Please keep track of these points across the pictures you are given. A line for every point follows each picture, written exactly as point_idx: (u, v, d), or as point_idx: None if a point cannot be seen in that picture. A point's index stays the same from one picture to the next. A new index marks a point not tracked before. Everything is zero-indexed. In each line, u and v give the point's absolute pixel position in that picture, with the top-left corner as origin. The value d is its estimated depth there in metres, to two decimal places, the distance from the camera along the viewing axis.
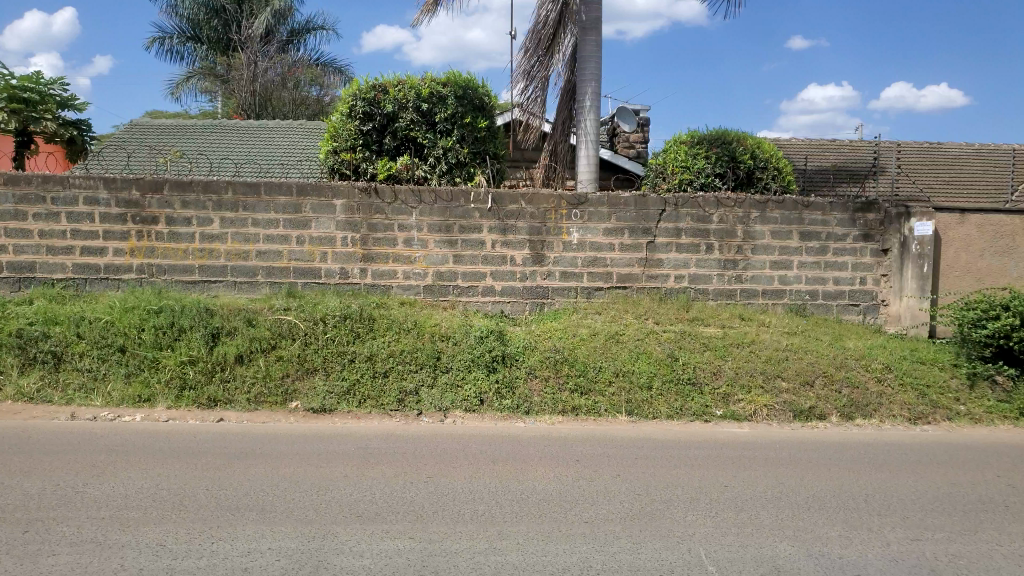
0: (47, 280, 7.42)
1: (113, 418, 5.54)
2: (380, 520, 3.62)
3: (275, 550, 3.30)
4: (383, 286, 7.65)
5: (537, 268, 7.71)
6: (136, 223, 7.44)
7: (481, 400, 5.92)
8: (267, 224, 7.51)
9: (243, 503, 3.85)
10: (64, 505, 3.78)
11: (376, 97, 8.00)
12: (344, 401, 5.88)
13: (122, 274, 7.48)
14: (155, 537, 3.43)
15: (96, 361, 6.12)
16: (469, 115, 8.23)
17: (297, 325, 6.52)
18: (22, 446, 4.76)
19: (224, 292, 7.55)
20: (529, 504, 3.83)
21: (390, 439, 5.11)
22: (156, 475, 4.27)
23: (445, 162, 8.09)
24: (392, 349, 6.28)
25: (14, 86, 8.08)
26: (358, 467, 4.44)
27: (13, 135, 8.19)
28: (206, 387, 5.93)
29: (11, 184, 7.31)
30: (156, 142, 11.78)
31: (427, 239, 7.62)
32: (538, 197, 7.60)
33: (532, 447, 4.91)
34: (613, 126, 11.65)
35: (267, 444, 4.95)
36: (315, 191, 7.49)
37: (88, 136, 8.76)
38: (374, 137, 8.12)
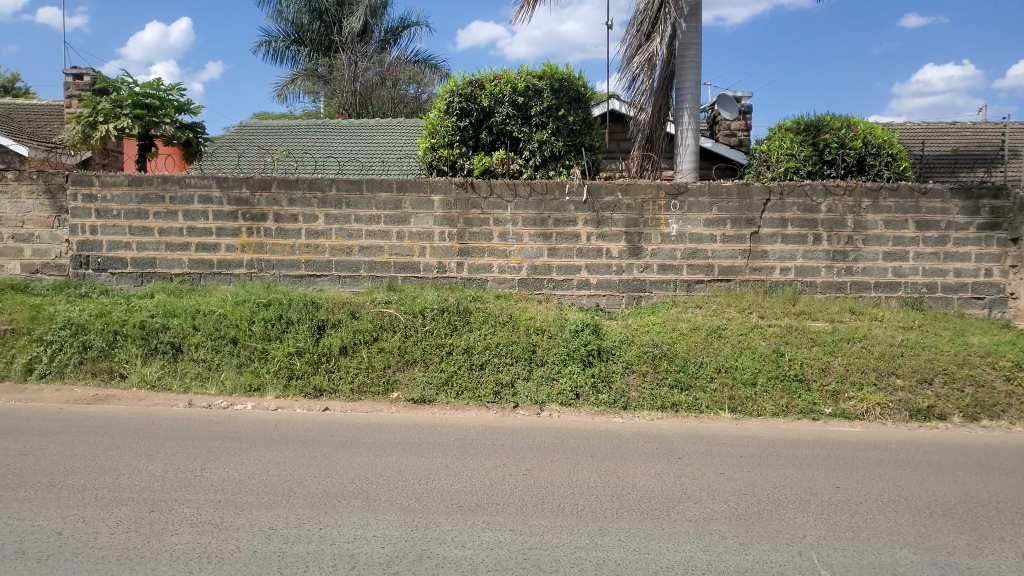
0: (166, 275, 7.88)
1: (227, 406, 5.82)
2: (481, 511, 3.66)
3: (380, 538, 3.37)
4: (480, 280, 7.73)
5: (635, 261, 7.60)
6: (246, 220, 7.79)
7: (577, 394, 5.89)
8: (369, 220, 7.71)
9: (348, 490, 3.96)
10: (184, 487, 3.99)
11: (473, 93, 8.09)
12: (442, 393, 5.97)
13: (234, 269, 7.85)
14: (267, 521, 3.57)
15: (211, 351, 6.45)
16: (565, 107, 8.18)
17: (398, 318, 6.67)
18: (147, 432, 5.07)
19: (328, 286, 7.81)
20: (630, 501, 3.78)
21: (489, 431, 5.15)
22: (266, 461, 4.46)
23: (539, 155, 8.10)
24: (489, 342, 6.34)
25: (137, 94, 8.59)
26: (457, 458, 4.50)
27: (136, 139, 8.71)
28: (312, 377, 6.16)
29: (135, 185, 7.80)
30: (264, 142, 12.33)
31: (522, 233, 7.63)
32: (635, 188, 7.49)
33: (633, 443, 4.84)
34: (714, 114, 11.36)
35: (371, 433, 5.10)
36: (414, 187, 7.63)
37: (202, 138, 9.23)
38: (471, 133, 8.21)
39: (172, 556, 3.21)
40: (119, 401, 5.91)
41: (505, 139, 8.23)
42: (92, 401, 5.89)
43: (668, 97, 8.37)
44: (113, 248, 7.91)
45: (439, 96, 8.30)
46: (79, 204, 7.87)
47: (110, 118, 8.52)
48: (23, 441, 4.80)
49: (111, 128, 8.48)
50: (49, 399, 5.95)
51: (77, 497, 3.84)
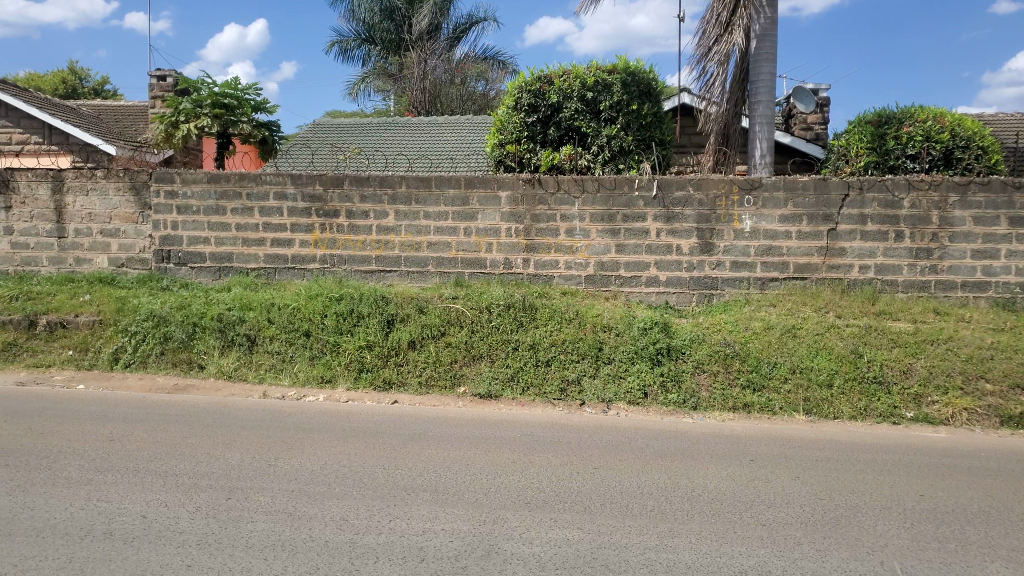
0: (243, 270, 8.13)
1: (299, 397, 5.96)
2: (549, 508, 3.65)
3: (448, 532, 3.39)
4: (546, 276, 7.71)
5: (706, 257, 7.46)
6: (319, 216, 7.96)
7: (645, 392, 5.81)
8: (437, 216, 7.78)
9: (417, 483, 4.01)
10: (260, 476, 4.11)
11: (541, 89, 8.07)
12: (508, 388, 5.98)
13: (307, 264, 8.04)
14: (339, 511, 3.64)
15: (285, 344, 6.63)
16: (635, 102, 8.07)
17: (465, 313, 6.71)
18: (225, 421, 5.24)
19: (397, 281, 7.92)
20: (700, 502, 3.71)
21: (555, 428, 5.12)
22: (337, 452, 4.55)
23: (608, 150, 8.01)
24: (555, 338, 6.31)
25: (216, 94, 8.87)
26: (523, 455, 4.49)
27: (215, 137, 9.00)
28: (382, 369, 6.27)
29: (213, 182, 8.06)
30: (337, 140, 12.60)
31: (590, 229, 7.57)
32: (707, 183, 7.34)
33: (703, 444, 4.75)
34: (790, 107, 11.04)
35: (439, 426, 5.15)
36: (482, 183, 7.66)
37: (277, 137, 9.48)
38: (539, 129, 8.17)
39: (248, 542, 3.30)
40: (198, 390, 6.12)
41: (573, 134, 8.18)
42: (173, 390, 6.13)
43: (742, 90, 8.17)
44: (193, 243, 8.20)
45: (508, 92, 8.31)
46: (162, 201, 8.18)
47: (191, 117, 8.82)
48: (110, 427, 5.02)
49: (191, 128, 8.77)
50: (134, 387, 6.22)
51: (160, 482, 3.99)
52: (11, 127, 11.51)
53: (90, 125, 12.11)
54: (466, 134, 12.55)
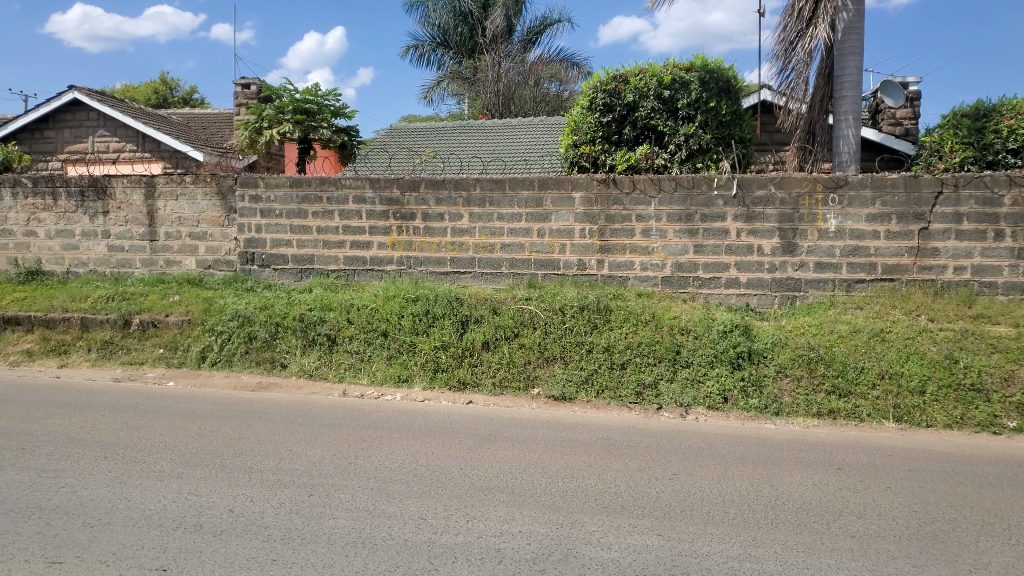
0: (323, 271, 8.33)
1: (377, 396, 6.07)
2: (627, 513, 3.60)
3: (525, 534, 3.38)
4: (621, 277, 7.62)
5: (788, 258, 7.24)
6: (397, 219, 8.09)
7: (725, 397, 5.70)
8: (512, 217, 7.80)
9: (493, 484, 4.01)
10: (340, 473, 4.20)
11: (616, 89, 7.98)
12: (583, 391, 5.95)
13: (384, 266, 8.18)
14: (417, 510, 3.67)
15: (363, 343, 6.75)
16: (713, 99, 7.91)
17: (538, 315, 6.69)
18: (307, 418, 5.38)
19: (471, 282, 7.97)
20: (785, 511, 3.59)
21: (632, 432, 5.07)
22: (415, 451, 4.60)
23: (686, 149, 7.88)
24: (630, 340, 6.22)
25: (297, 100, 9.14)
26: (600, 459, 4.44)
27: (297, 143, 9.27)
28: (457, 369, 6.33)
29: (295, 186, 8.29)
30: (413, 143, 12.80)
31: (667, 229, 7.45)
32: (789, 182, 7.12)
33: (786, 450, 4.62)
34: (877, 102, 10.62)
35: (515, 427, 5.16)
36: (556, 184, 7.63)
37: (355, 141, 9.68)
38: (614, 128, 8.08)
39: (330, 538, 3.36)
40: (281, 388, 6.31)
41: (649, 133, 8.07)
42: (257, 388, 6.33)
43: (828, 86, 7.90)
44: (276, 245, 8.45)
45: (582, 92, 8.25)
46: (246, 205, 8.46)
47: (273, 123, 9.10)
48: (198, 423, 5.23)
49: (274, 133, 9.07)
50: (221, 384, 6.46)
51: (246, 478, 4.12)
52: (109, 136, 12.13)
53: (180, 132, 12.63)
54: (540, 136, 12.53)
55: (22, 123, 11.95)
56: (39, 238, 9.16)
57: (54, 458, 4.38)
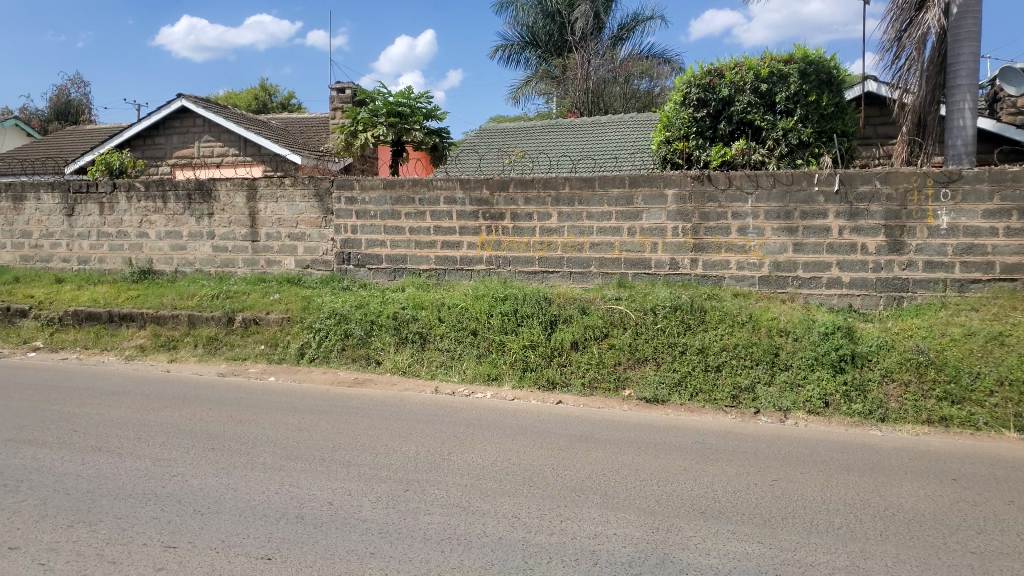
0: (415, 271, 8.49)
1: (468, 394, 6.13)
2: (725, 519, 3.50)
3: (621, 536, 3.35)
4: (715, 277, 7.44)
5: (895, 257, 6.89)
6: (486, 219, 8.15)
7: (826, 402, 5.48)
8: (601, 217, 7.73)
9: (587, 485, 3.99)
10: (433, 469, 4.25)
11: (711, 83, 7.81)
12: (676, 393, 5.84)
13: (474, 265, 8.26)
14: (511, 508, 3.69)
15: (454, 342, 6.83)
16: (814, 92, 7.64)
17: (628, 315, 6.61)
18: (400, 414, 5.49)
19: (560, 282, 7.95)
20: (897, 523, 3.41)
21: (728, 436, 4.94)
22: (508, 449, 4.63)
23: (785, 144, 7.64)
24: (726, 342, 6.06)
25: (391, 103, 9.35)
26: (695, 462, 4.35)
27: (390, 145, 9.48)
28: (546, 369, 6.33)
29: (389, 187, 8.49)
30: (503, 143, 12.89)
31: (764, 227, 7.23)
32: (897, 177, 6.79)
33: (893, 458, 4.40)
34: (995, 90, 10.00)
35: (606, 428, 5.12)
36: (647, 181, 7.52)
37: (447, 142, 9.83)
38: (708, 123, 7.92)
39: (426, 534, 3.41)
40: (375, 384, 6.47)
41: (745, 127, 7.85)
42: (352, 384, 6.51)
43: (940, 74, 7.44)
44: (370, 246, 8.66)
45: (675, 88, 8.12)
46: (342, 206, 8.71)
47: (368, 126, 9.33)
48: (298, 417, 5.41)
49: (369, 136, 9.29)
50: (318, 380, 6.67)
51: (344, 471, 4.23)
52: (213, 141, 12.71)
53: (279, 137, 13.13)
54: (630, 133, 12.38)
55: (136, 130, 12.68)
56: (151, 240, 9.69)
57: (166, 448, 4.62)
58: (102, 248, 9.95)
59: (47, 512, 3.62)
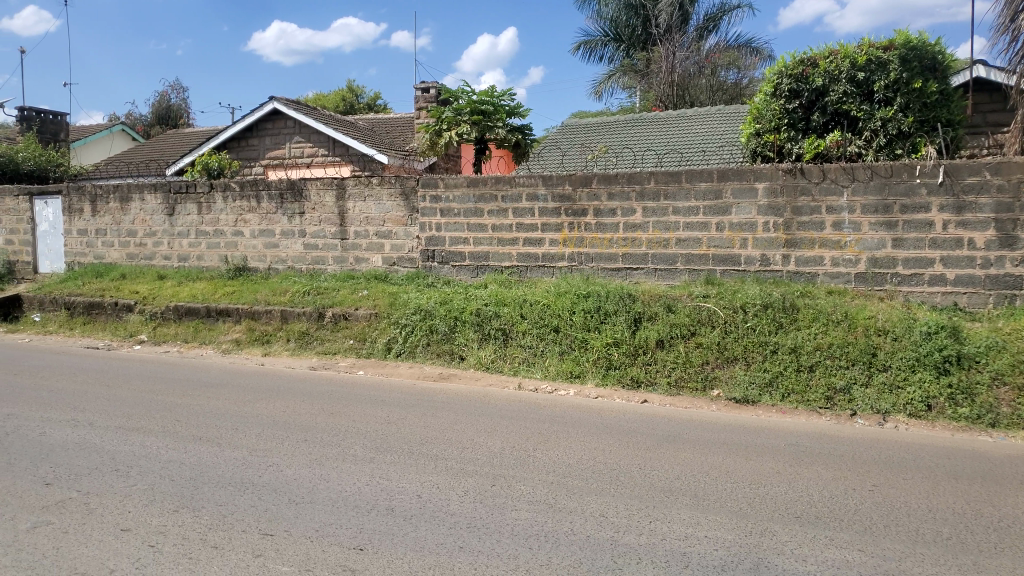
0: (498, 268, 8.54)
1: (551, 391, 6.12)
2: (822, 525, 3.38)
3: (712, 539, 3.27)
4: (809, 274, 7.19)
5: (1006, 253, 6.49)
6: (569, 215, 8.11)
7: (928, 405, 5.23)
8: (688, 212, 7.58)
9: (676, 486, 3.91)
10: (519, 465, 4.27)
11: (804, 73, 7.54)
12: (767, 394, 5.68)
13: (556, 262, 8.25)
14: (598, 507, 3.66)
15: (536, 339, 6.83)
16: (917, 80, 7.24)
17: (717, 313, 6.46)
18: (485, 409, 5.53)
19: (644, 279, 7.84)
20: (1012, 536, 3.21)
21: (822, 438, 4.77)
22: (594, 448, 4.59)
23: (884, 135, 7.31)
24: (820, 341, 5.84)
25: (475, 101, 9.41)
26: (788, 465, 4.21)
27: (474, 143, 9.56)
28: (630, 368, 6.25)
29: (473, 185, 8.56)
30: (585, 139, 12.80)
31: (861, 222, 6.94)
32: (1009, 167, 6.40)
33: (1005, 467, 4.14)
34: None
35: (694, 429, 5.01)
36: (736, 175, 7.33)
37: (529, 139, 9.83)
38: (801, 114, 7.67)
39: (513, 530, 3.42)
40: (460, 379, 6.55)
41: (840, 118, 7.56)
42: (438, 378, 6.61)
43: None
44: (454, 243, 8.76)
45: (765, 78, 7.87)
46: (427, 204, 8.84)
47: (452, 125, 9.44)
48: (387, 410, 5.52)
49: (453, 135, 9.42)
50: (405, 374, 6.80)
51: (432, 465, 4.29)
52: (303, 142, 13.11)
53: (366, 137, 13.43)
54: (717, 127, 12.11)
55: (231, 132, 13.20)
56: (246, 238, 10.08)
57: (262, 439, 4.80)
58: (201, 246, 10.41)
59: (155, 497, 3.81)
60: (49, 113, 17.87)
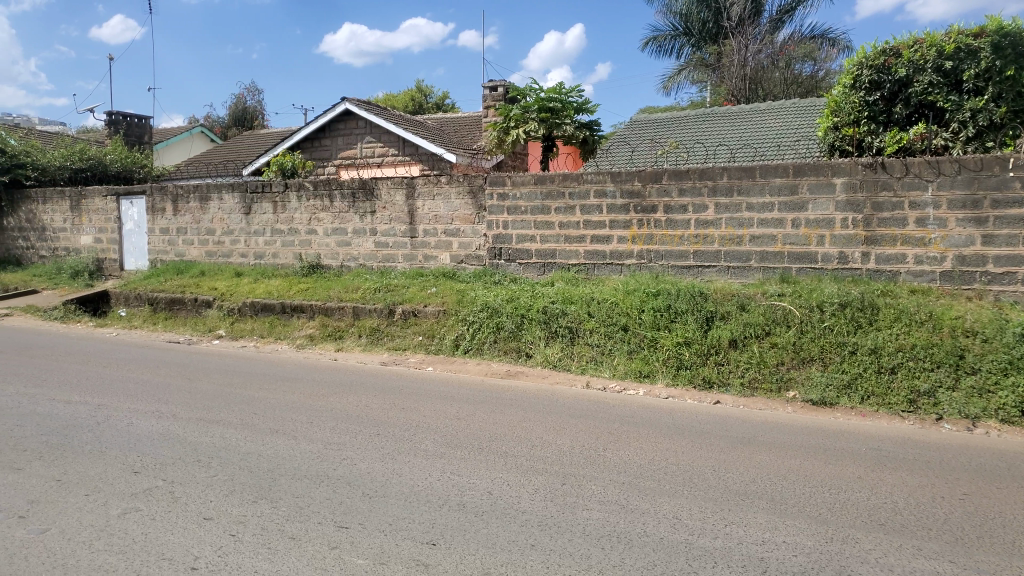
0: (565, 265, 8.51)
1: (620, 390, 6.05)
2: (909, 534, 3.24)
3: (791, 544, 3.18)
4: (890, 272, 6.92)
5: None
6: (638, 212, 8.02)
7: (1022, 411, 4.96)
8: (762, 208, 7.40)
9: (752, 489, 3.81)
10: (589, 464, 4.24)
11: (886, 63, 7.28)
12: (845, 396, 5.48)
13: (625, 260, 8.16)
14: (671, 509, 3.59)
15: (604, 337, 6.78)
16: (1010, 68, 6.90)
17: (792, 312, 6.29)
18: (554, 408, 5.51)
19: (716, 277, 7.69)
20: None
21: (906, 443, 4.58)
22: (665, 448, 4.53)
23: (973, 126, 6.97)
24: (902, 342, 5.62)
25: (543, 98, 9.39)
26: (871, 470, 4.05)
27: (541, 140, 9.54)
28: (701, 368, 6.12)
29: (540, 183, 8.55)
30: (655, 135, 12.61)
31: (947, 217, 6.64)
32: None
33: None
34: None
35: (768, 431, 4.88)
36: (813, 170, 7.12)
37: (598, 136, 9.75)
38: (882, 107, 7.39)
39: (585, 529, 3.40)
40: (527, 377, 6.55)
41: (925, 109, 7.28)
42: (506, 375, 6.63)
43: None
44: (522, 241, 8.76)
45: (844, 70, 7.64)
46: (494, 202, 8.87)
47: (520, 123, 9.45)
48: (457, 406, 5.57)
49: (521, 132, 9.43)
50: (473, 370, 6.84)
51: (503, 462, 4.30)
52: (374, 142, 13.34)
53: (434, 136, 13.56)
54: (793, 121, 11.76)
55: (305, 133, 13.53)
56: (319, 236, 10.31)
57: (336, 432, 4.90)
58: (275, 244, 10.70)
59: (235, 487, 3.93)
60: (135, 116, 18.74)
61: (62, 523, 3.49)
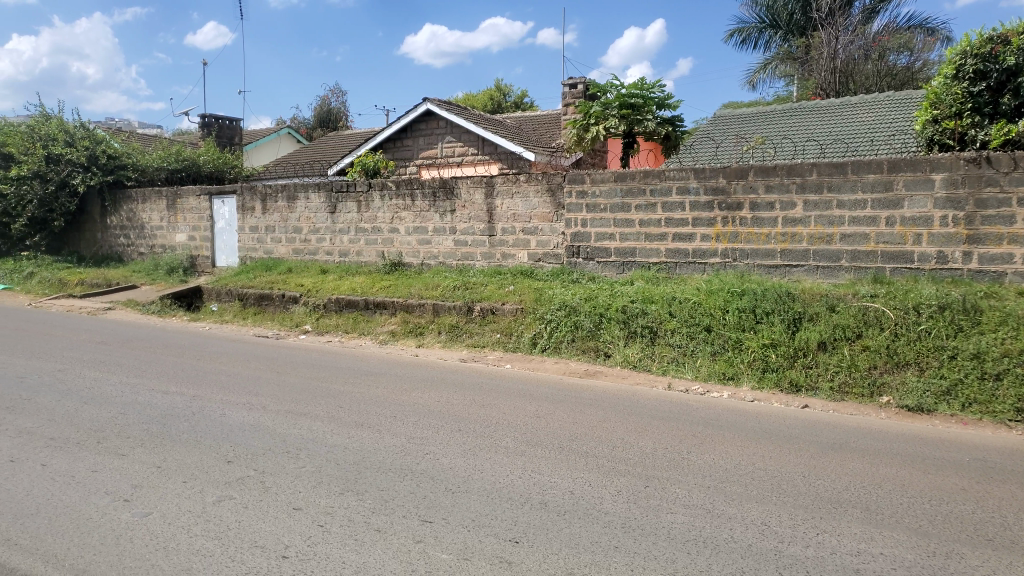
0: (645, 263, 8.39)
1: (703, 392, 5.92)
2: (1021, 551, 3.05)
3: (889, 557, 3.04)
4: (994, 272, 6.55)
5: None
6: (722, 210, 7.84)
7: None
8: (854, 205, 7.12)
9: (845, 498, 3.67)
10: (672, 467, 4.16)
11: (993, 51, 6.88)
12: (944, 403, 5.22)
13: (708, 259, 7.99)
14: (759, 516, 3.49)
15: (686, 338, 6.65)
16: None
17: (886, 313, 6.03)
18: (635, 408, 5.43)
19: (804, 276, 7.44)
20: None
21: (1013, 454, 4.32)
22: (751, 453, 4.40)
23: None
24: (1008, 347, 5.31)
25: (624, 94, 9.27)
26: (975, 482, 3.84)
27: (622, 136, 9.44)
28: (788, 371, 5.94)
29: (620, 180, 8.46)
30: (739, 130, 12.28)
31: None
32: None
33: None
34: None
35: (861, 437, 4.69)
36: (910, 165, 6.80)
37: (681, 131, 9.58)
38: (988, 97, 7.00)
39: (670, 533, 3.33)
40: (607, 376, 6.50)
41: None
42: (585, 374, 6.59)
43: None
44: (601, 239, 8.69)
45: (946, 60, 7.29)
46: (573, 200, 8.82)
47: (600, 120, 9.36)
48: (535, 405, 5.56)
49: (601, 129, 9.34)
50: (551, 369, 6.83)
51: (584, 462, 4.27)
52: (455, 141, 13.49)
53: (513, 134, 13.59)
54: (887, 115, 11.26)
55: (387, 133, 13.79)
56: (401, 235, 10.49)
57: (419, 427, 4.97)
58: (359, 242, 10.95)
59: (322, 479, 4.02)
60: (226, 119, 19.48)
61: (163, 507, 3.65)
